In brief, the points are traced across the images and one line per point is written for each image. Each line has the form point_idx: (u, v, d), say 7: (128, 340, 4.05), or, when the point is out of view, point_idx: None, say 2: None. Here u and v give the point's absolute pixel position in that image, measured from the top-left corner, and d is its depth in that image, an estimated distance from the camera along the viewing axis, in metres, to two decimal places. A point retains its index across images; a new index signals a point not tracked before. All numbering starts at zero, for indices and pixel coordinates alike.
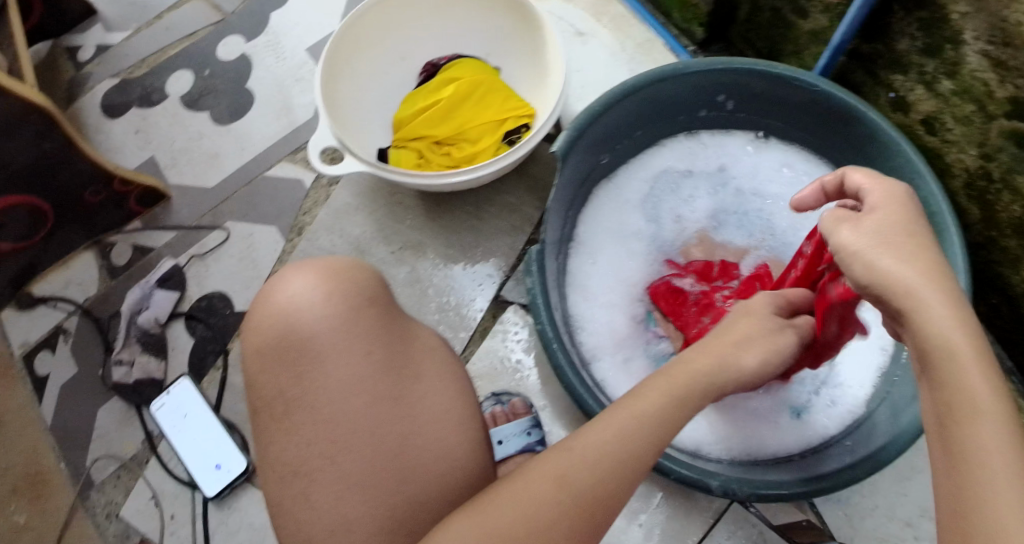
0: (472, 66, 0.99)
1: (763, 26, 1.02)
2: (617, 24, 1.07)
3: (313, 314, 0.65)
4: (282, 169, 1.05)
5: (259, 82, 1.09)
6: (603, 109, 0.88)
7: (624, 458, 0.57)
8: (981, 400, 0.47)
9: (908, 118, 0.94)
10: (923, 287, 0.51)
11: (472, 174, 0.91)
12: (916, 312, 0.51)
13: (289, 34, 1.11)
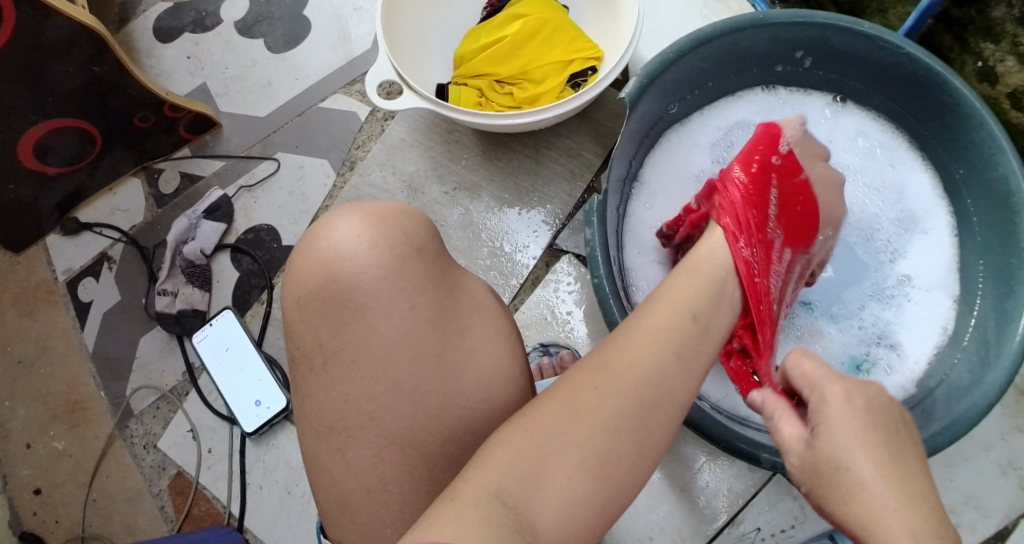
0: (539, 2, 0.93)
1: None
2: None
3: (358, 264, 0.61)
4: (337, 101, 1.01)
5: (316, 10, 1.05)
6: (676, 57, 0.82)
7: (683, 332, 0.55)
8: None
9: (994, 90, 0.91)
10: (858, 466, 0.50)
11: (533, 116, 0.87)
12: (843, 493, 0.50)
13: None
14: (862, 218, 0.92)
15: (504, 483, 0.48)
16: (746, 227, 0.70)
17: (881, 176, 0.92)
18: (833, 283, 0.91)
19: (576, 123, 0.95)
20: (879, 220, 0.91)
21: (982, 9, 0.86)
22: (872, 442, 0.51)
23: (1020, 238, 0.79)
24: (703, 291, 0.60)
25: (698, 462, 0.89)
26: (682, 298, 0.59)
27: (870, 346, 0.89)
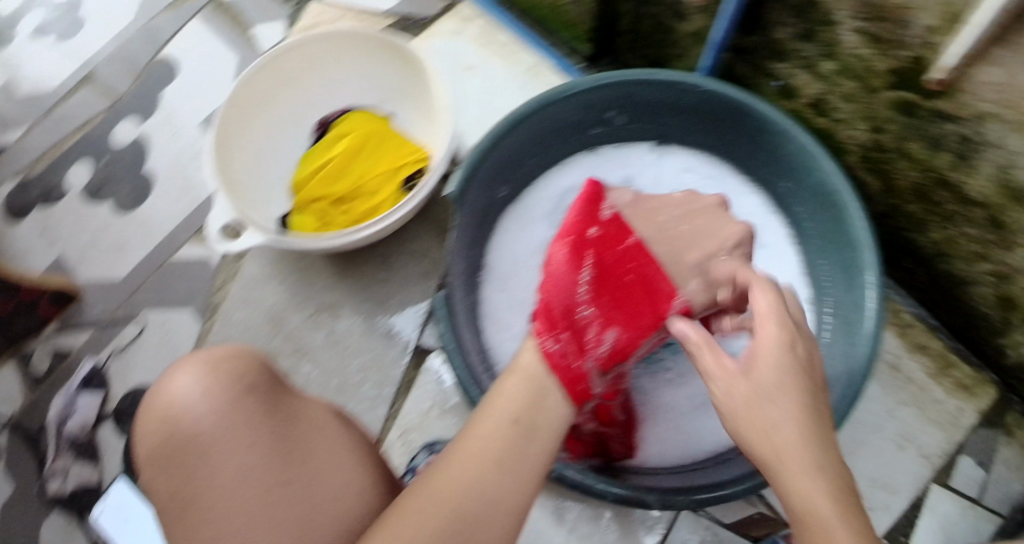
0: (361, 119, 1.00)
1: (646, 35, 0.99)
2: (504, 53, 1.03)
3: (194, 411, 0.63)
4: (189, 250, 1.04)
5: (158, 161, 1.09)
6: (495, 142, 0.87)
7: (504, 444, 0.61)
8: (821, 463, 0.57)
9: (793, 103, 1.01)
10: (780, 382, 0.60)
11: (376, 226, 0.93)
12: (774, 401, 0.60)
13: (181, 109, 1.10)
14: None
15: None
16: (547, 320, 0.72)
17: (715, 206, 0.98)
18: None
19: (417, 224, 1.01)
20: None
21: (763, 35, 0.94)
22: (788, 357, 0.62)
23: (851, 232, 0.89)
24: (524, 402, 0.64)
25: (604, 518, 0.93)
26: (509, 403, 0.64)
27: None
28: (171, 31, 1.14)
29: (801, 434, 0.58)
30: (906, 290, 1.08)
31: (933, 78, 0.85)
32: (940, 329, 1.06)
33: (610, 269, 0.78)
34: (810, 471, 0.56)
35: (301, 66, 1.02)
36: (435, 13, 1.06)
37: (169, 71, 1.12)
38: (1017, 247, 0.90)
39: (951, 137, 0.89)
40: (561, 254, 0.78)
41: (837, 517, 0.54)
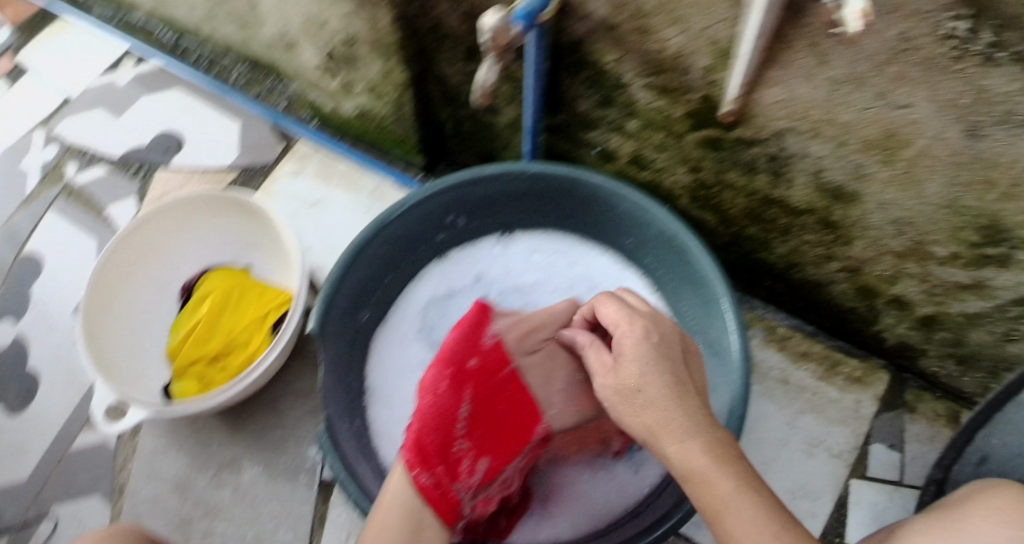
0: (222, 276, 1.05)
1: (470, 135, 1.10)
2: (346, 181, 1.12)
3: None
4: (87, 436, 1.05)
5: (39, 358, 1.10)
6: (342, 275, 0.94)
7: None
8: (693, 423, 0.71)
9: (618, 163, 1.10)
10: (650, 367, 0.76)
11: (251, 375, 0.95)
12: (646, 380, 0.75)
13: (52, 301, 1.13)
14: None
15: None
16: (421, 450, 0.77)
17: (566, 278, 1.07)
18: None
19: (296, 360, 1.06)
20: None
21: (570, 108, 1.04)
22: (646, 350, 0.78)
23: (697, 267, 0.94)
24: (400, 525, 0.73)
25: None
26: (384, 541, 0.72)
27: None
28: (28, 227, 1.17)
29: (668, 410, 0.71)
30: (776, 306, 1.15)
31: (723, 111, 0.91)
32: (818, 333, 1.13)
33: (486, 398, 0.85)
34: (684, 436, 0.69)
35: (154, 239, 1.06)
36: (274, 159, 1.14)
37: (35, 265, 1.15)
38: (855, 239, 0.98)
39: (760, 160, 0.96)
40: (442, 384, 0.83)
41: (714, 468, 0.66)
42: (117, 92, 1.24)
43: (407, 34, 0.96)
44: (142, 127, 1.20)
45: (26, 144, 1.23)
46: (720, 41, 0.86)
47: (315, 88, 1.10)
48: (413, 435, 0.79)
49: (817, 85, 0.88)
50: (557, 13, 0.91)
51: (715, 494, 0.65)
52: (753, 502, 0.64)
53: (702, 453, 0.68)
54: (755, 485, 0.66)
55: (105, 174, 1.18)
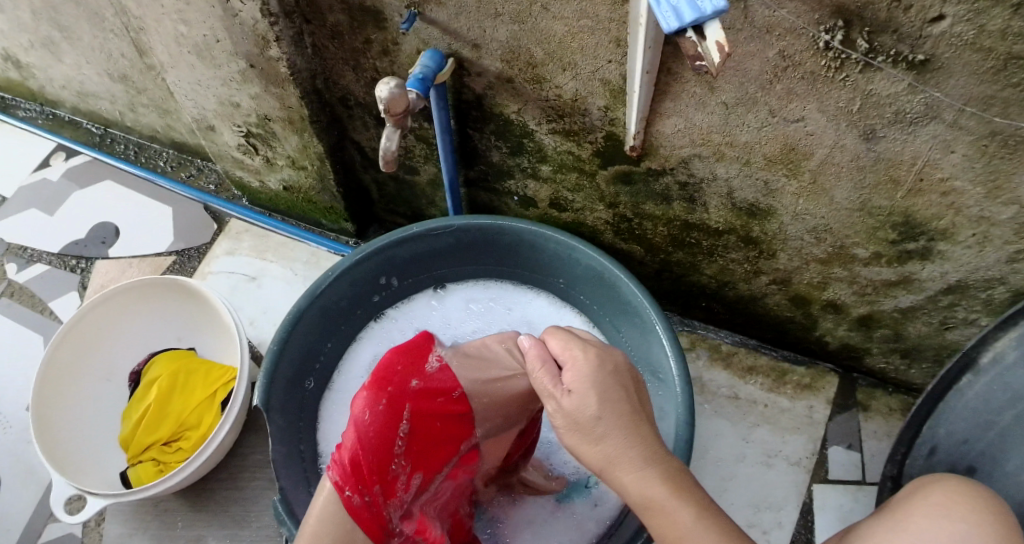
0: (168, 359, 1.06)
1: (396, 195, 1.14)
2: (281, 254, 1.14)
3: None
4: (54, 529, 1.03)
5: None
6: (282, 346, 0.97)
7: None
8: (653, 452, 0.62)
9: (541, 208, 1.13)
10: (601, 388, 0.65)
11: (205, 452, 0.96)
12: (599, 406, 0.63)
13: (4, 400, 1.10)
14: None
15: None
16: (353, 472, 0.71)
17: (506, 321, 1.11)
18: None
19: (252, 434, 1.07)
20: None
21: (486, 160, 1.08)
22: (598, 367, 0.67)
23: (629, 299, 0.97)
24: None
25: None
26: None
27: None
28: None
29: (622, 439, 0.62)
30: (717, 324, 1.17)
31: (629, 146, 0.95)
32: (761, 347, 1.15)
33: (425, 417, 0.78)
34: (641, 466, 0.61)
35: (97, 330, 1.07)
36: (209, 239, 1.16)
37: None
38: (777, 251, 1.01)
39: (672, 188, 0.99)
40: (375, 408, 0.74)
41: (672, 496, 0.59)
42: (49, 188, 1.24)
43: (319, 108, 1.02)
44: (76, 220, 1.20)
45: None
46: (611, 81, 0.90)
47: (239, 168, 1.13)
48: (348, 455, 0.72)
49: (713, 111, 0.90)
50: (455, 74, 0.97)
51: (669, 526, 0.59)
52: (711, 532, 0.58)
53: (655, 485, 0.60)
54: (714, 509, 0.60)
55: (46, 270, 1.16)
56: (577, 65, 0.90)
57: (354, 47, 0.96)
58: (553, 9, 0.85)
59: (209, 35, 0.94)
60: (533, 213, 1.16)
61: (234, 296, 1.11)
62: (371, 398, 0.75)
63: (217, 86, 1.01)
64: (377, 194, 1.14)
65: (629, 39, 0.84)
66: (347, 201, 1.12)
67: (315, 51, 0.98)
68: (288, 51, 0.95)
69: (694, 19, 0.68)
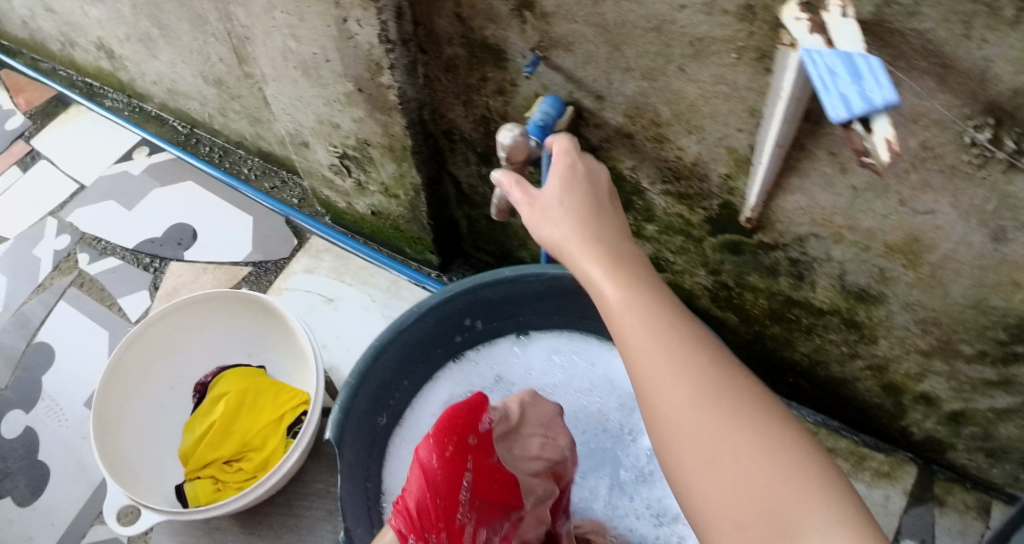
0: (238, 376, 1.04)
1: (486, 232, 1.14)
2: (361, 278, 1.15)
3: None
4: (98, 533, 0.99)
5: (49, 451, 1.06)
6: (358, 382, 0.93)
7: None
8: (618, 280, 0.63)
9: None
10: (591, 251, 0.66)
11: (272, 478, 0.92)
12: (584, 264, 0.66)
13: (65, 392, 1.10)
14: (586, 419, 1.06)
15: None
16: (415, 520, 0.79)
17: (587, 379, 1.07)
18: (603, 491, 1.03)
19: (314, 461, 1.04)
20: (605, 414, 1.06)
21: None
22: (572, 199, 0.71)
23: None
24: None
25: None
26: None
27: (656, 525, 0.99)
28: (39, 315, 1.18)
29: (586, 240, 0.67)
30: (800, 400, 1.15)
31: (744, 217, 0.93)
32: (843, 428, 1.12)
33: (481, 474, 0.83)
34: (639, 330, 0.59)
35: (168, 335, 1.04)
36: (288, 254, 1.18)
37: (46, 353, 1.14)
38: (879, 338, 0.97)
39: (781, 263, 0.97)
40: (437, 460, 0.80)
41: (621, 293, 0.62)
42: (130, 182, 1.31)
43: (422, 139, 1.01)
44: (153, 218, 1.26)
45: (38, 233, 1.28)
46: (737, 150, 0.88)
47: (328, 187, 1.14)
48: (412, 503, 0.79)
49: (839, 193, 0.87)
50: (573, 122, 0.96)
51: (630, 329, 0.60)
52: (664, 333, 0.58)
53: (635, 331, 0.59)
54: (732, 380, 0.56)
55: (118, 264, 1.21)
56: (704, 130, 0.88)
57: (469, 83, 0.94)
58: (688, 71, 0.82)
59: (318, 54, 0.90)
60: None
61: (312, 317, 1.12)
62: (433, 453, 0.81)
63: (319, 105, 0.98)
64: (466, 229, 1.16)
65: (764, 112, 0.81)
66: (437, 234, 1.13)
67: (427, 82, 0.96)
68: (399, 80, 0.92)
69: (865, 111, 0.63)
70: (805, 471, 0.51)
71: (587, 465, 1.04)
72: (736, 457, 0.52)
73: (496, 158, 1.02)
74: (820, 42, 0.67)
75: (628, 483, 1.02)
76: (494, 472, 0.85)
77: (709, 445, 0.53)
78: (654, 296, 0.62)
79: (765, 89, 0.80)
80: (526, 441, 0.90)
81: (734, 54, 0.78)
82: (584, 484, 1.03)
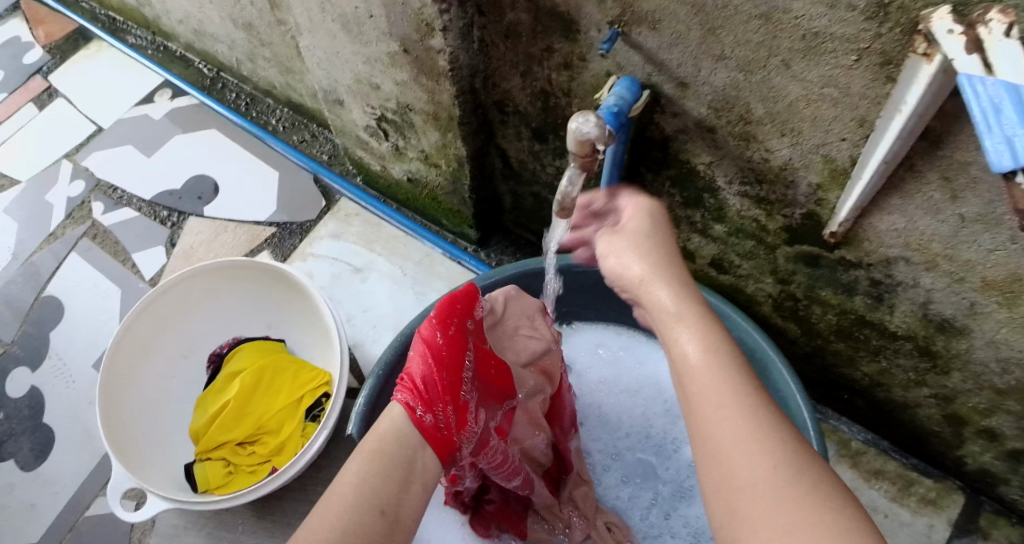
0: (256, 352, 0.99)
1: (530, 209, 1.08)
2: (391, 247, 1.15)
3: None
4: (101, 504, 1.01)
5: (54, 414, 1.09)
6: (387, 370, 0.88)
7: (367, 528, 0.59)
8: (675, 307, 0.63)
9: (697, 263, 1.05)
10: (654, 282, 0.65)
11: (296, 465, 0.87)
12: (646, 299, 0.65)
13: (74, 355, 1.14)
14: (632, 421, 1.03)
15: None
16: (422, 393, 0.70)
17: (633, 378, 1.05)
18: (643, 502, 0.99)
19: (332, 445, 1.01)
20: (651, 417, 1.03)
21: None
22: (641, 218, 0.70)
23: (781, 389, 0.91)
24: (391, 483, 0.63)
25: None
26: (367, 487, 0.61)
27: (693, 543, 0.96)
28: (50, 267, 1.24)
29: (658, 266, 0.65)
30: (851, 417, 1.09)
31: (829, 231, 0.83)
32: (893, 450, 1.06)
33: (481, 357, 0.78)
34: (712, 387, 0.58)
35: (183, 305, 1.01)
36: (316, 217, 1.21)
37: (56, 308, 1.19)
38: (953, 370, 0.89)
39: (861, 282, 0.88)
40: (440, 338, 0.74)
41: (681, 319, 0.62)
42: (151, 128, 1.39)
43: (472, 109, 0.91)
44: (166, 169, 1.32)
45: (54, 178, 1.36)
46: (835, 161, 0.76)
47: (360, 149, 1.11)
48: (421, 377, 0.71)
49: (942, 220, 0.76)
50: (647, 108, 0.84)
51: (686, 356, 0.61)
52: (714, 366, 0.59)
53: (689, 363, 0.60)
54: (806, 456, 0.54)
55: (134, 216, 1.27)
56: (801, 134, 0.76)
57: (530, 53, 0.83)
58: (794, 68, 0.70)
59: (361, 9, 0.81)
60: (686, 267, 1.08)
61: (339, 286, 1.13)
62: (435, 331, 0.74)
63: (358, 63, 0.91)
64: (509, 204, 1.09)
65: (876, 125, 0.70)
66: (475, 211, 1.08)
67: (482, 47, 0.85)
68: (452, 44, 0.81)
69: None
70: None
71: (629, 473, 1.01)
72: (805, 527, 0.49)
73: (551, 136, 0.92)
74: (977, 64, 0.56)
75: (667, 495, 0.99)
76: (488, 355, 0.79)
77: (769, 515, 0.51)
78: (729, 348, 0.60)
79: (884, 98, 0.68)
80: (512, 337, 0.86)
81: (852, 55, 0.66)
82: (624, 493, 1.00)
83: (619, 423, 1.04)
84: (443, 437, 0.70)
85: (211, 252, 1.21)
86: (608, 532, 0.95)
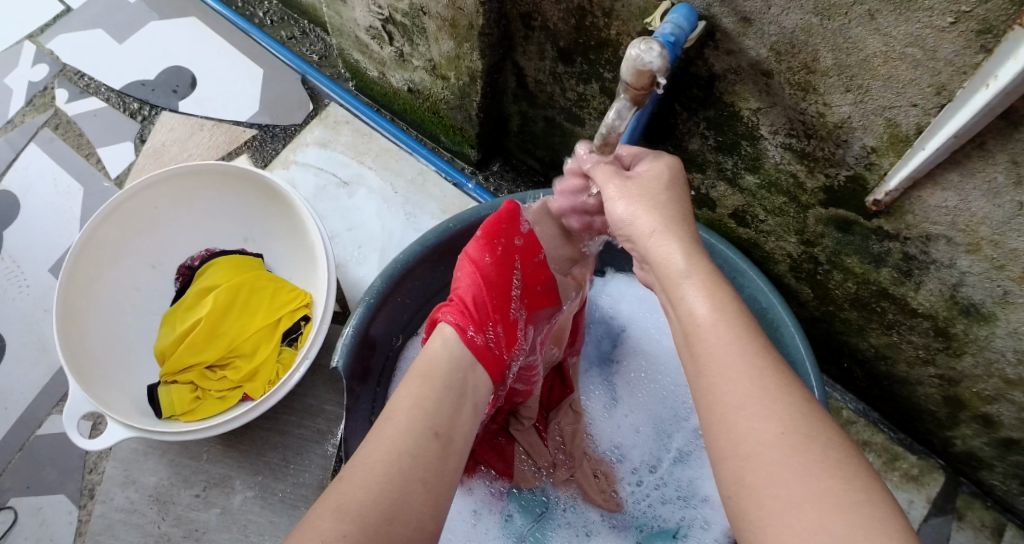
0: (236, 266, 0.92)
1: (540, 136, 0.99)
2: (383, 162, 1.06)
3: None
4: (55, 423, 0.95)
5: (4, 323, 1.00)
6: (379, 301, 0.81)
7: (424, 448, 0.59)
8: (676, 266, 0.59)
9: (717, 212, 0.98)
10: (658, 235, 0.61)
11: (274, 396, 0.81)
12: (650, 252, 0.61)
13: (28, 258, 1.04)
14: (665, 400, 0.99)
15: (395, 466, 0.57)
16: (471, 314, 0.72)
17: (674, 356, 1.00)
18: (648, 476, 0.96)
19: (309, 374, 0.96)
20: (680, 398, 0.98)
21: (679, 144, 0.91)
22: (655, 168, 0.65)
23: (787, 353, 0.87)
24: (440, 404, 0.64)
25: None
26: (420, 411, 0.62)
27: (682, 506, 0.93)
28: (4, 157, 1.11)
29: (667, 218, 0.61)
30: (845, 387, 1.08)
31: (873, 199, 0.77)
32: (881, 422, 1.06)
33: (528, 274, 0.79)
34: (716, 345, 0.54)
35: (149, 210, 0.92)
36: (302, 122, 1.10)
37: (9, 204, 1.08)
38: (967, 354, 0.86)
39: (892, 255, 0.82)
40: (487, 258, 0.76)
41: (683, 272, 0.58)
42: (127, 12, 1.22)
43: (495, 20, 0.80)
44: (139, 57, 1.18)
45: (13, 59, 1.19)
46: (899, 126, 0.68)
47: (357, 52, 1.00)
48: (471, 298, 0.73)
49: (998, 204, 0.69)
50: (698, 41, 0.75)
51: (690, 318, 0.57)
52: (727, 330, 0.55)
53: (697, 327, 0.56)
54: (820, 423, 0.51)
55: (102, 106, 1.14)
56: (868, 92, 0.68)
57: None
58: (879, 20, 0.61)
59: None
60: (702, 215, 1.01)
61: (322, 201, 1.04)
62: (483, 250, 0.76)
63: None
64: (516, 127, 1.00)
65: (957, 96, 0.61)
66: (479, 130, 0.98)
67: None
68: None
69: None
70: (883, 528, 0.45)
71: (643, 454, 0.97)
72: (811, 499, 0.47)
73: (578, 58, 0.82)
74: None
75: (668, 466, 0.96)
76: (536, 269, 0.79)
77: (775, 487, 0.48)
78: (736, 303, 0.56)
79: (972, 68, 0.59)
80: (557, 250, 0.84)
81: (949, 17, 0.57)
82: (632, 473, 0.96)
83: (657, 403, 0.99)
84: (495, 351, 0.72)
85: (184, 152, 1.09)
86: (596, 480, 0.94)
